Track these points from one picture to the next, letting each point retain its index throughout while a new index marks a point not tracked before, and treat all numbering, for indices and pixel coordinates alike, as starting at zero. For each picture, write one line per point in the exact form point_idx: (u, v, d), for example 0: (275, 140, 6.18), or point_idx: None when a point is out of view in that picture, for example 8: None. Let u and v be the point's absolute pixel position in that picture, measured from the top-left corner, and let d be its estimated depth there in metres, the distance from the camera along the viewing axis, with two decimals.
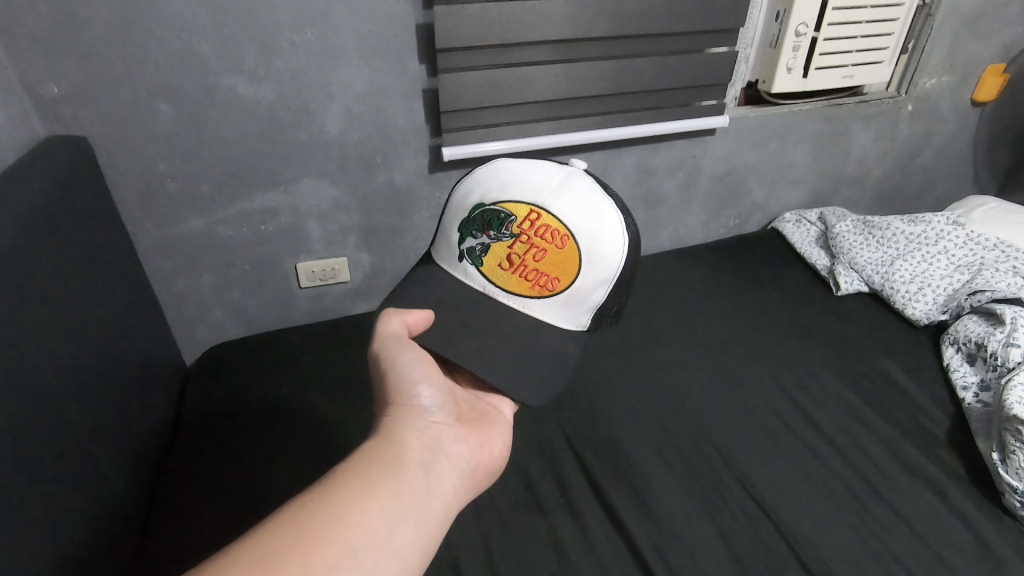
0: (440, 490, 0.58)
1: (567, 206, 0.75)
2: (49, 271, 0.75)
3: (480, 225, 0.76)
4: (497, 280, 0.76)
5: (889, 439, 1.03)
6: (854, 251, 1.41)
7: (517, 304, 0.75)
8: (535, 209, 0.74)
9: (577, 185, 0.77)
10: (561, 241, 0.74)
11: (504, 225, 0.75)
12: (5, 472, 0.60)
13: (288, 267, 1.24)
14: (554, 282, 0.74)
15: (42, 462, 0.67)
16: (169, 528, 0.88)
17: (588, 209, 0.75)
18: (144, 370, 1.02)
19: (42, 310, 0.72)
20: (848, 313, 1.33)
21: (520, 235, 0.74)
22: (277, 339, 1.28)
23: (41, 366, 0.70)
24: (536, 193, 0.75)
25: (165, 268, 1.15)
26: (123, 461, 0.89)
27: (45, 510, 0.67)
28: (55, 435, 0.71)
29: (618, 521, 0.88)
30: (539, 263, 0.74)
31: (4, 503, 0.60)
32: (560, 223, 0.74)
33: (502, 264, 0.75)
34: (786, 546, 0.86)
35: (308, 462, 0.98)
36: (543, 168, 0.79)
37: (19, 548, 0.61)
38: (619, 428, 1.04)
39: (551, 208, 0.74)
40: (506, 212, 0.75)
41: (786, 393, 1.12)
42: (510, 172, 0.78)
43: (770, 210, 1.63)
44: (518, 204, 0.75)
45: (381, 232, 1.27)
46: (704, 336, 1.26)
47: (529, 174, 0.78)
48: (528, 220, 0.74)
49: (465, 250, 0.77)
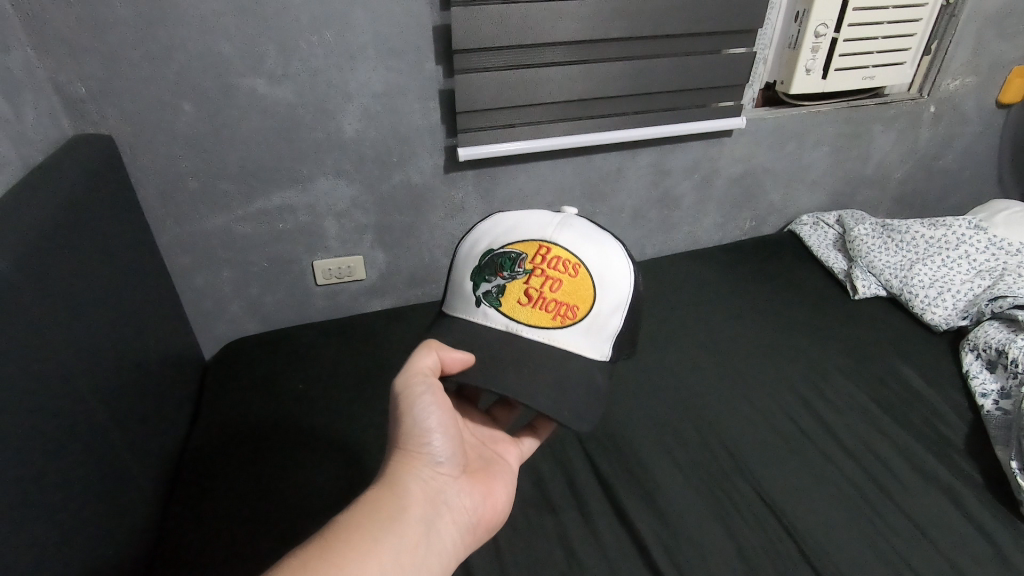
0: (435, 545, 0.64)
1: (573, 238, 0.76)
2: (72, 266, 0.77)
3: (492, 268, 0.75)
4: (520, 317, 0.73)
5: (905, 444, 1.02)
6: (872, 255, 1.39)
7: (542, 339, 0.73)
8: (544, 245, 0.75)
9: (577, 220, 0.79)
10: (574, 270, 0.74)
11: (517, 263, 0.74)
12: (28, 461, 0.62)
13: (304, 264, 1.26)
14: (574, 310, 0.73)
15: (63, 452, 0.69)
16: (184, 519, 0.90)
17: (594, 239, 0.77)
18: (164, 364, 1.04)
19: (66, 304, 0.74)
20: (865, 317, 1.31)
21: (534, 269, 0.74)
22: (292, 335, 1.29)
23: (62, 358, 0.72)
24: (543, 232, 0.77)
25: (185, 264, 1.17)
26: (141, 452, 0.91)
27: (65, 498, 0.69)
28: (76, 426, 0.73)
29: (628, 523, 0.89)
30: (557, 294, 0.73)
31: (26, 493, 0.61)
32: (570, 256, 0.75)
33: (521, 300, 0.73)
34: (797, 552, 0.86)
35: (322, 460, 0.99)
36: (539, 213, 0.80)
37: (39, 533, 0.63)
38: (630, 429, 1.04)
39: (560, 241, 0.76)
40: (517, 252, 0.75)
41: (801, 397, 1.11)
42: (512, 219, 0.80)
43: (787, 212, 1.61)
44: (529, 244, 0.76)
45: (397, 231, 1.28)
46: (718, 339, 1.25)
47: (531, 216, 0.79)
48: (539, 255, 0.75)
49: (481, 295, 0.75)
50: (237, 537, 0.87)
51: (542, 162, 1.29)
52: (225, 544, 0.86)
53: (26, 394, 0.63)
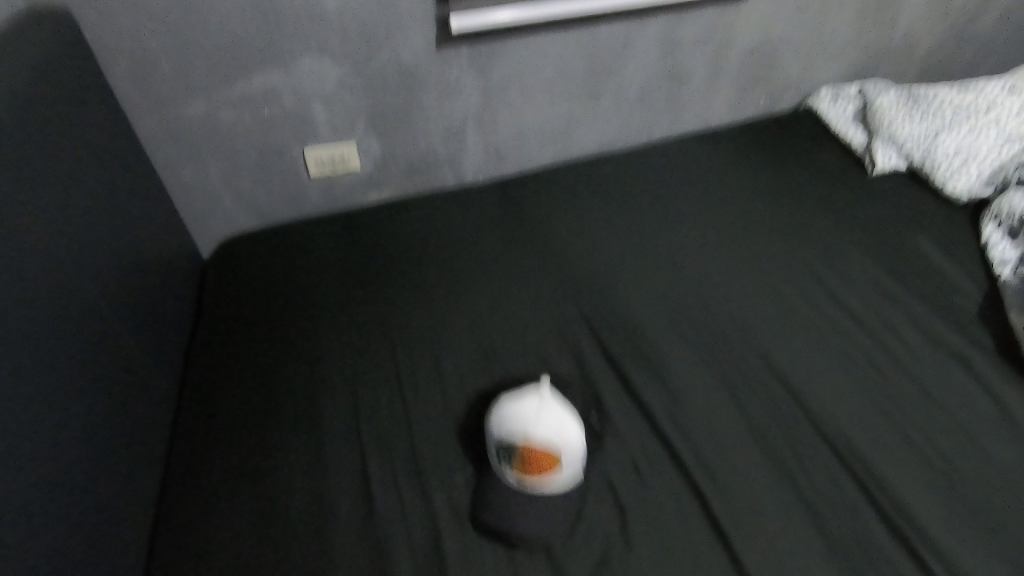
0: None
1: (549, 440, 0.72)
2: (44, 148, 0.72)
3: (498, 457, 0.76)
4: (516, 469, 0.75)
5: (917, 314, 1.01)
6: (896, 125, 1.30)
7: (526, 478, 0.75)
8: (526, 449, 0.73)
9: (551, 414, 0.73)
10: (549, 460, 0.73)
11: (510, 451, 0.74)
12: (19, 344, 0.61)
13: (295, 155, 1.20)
14: (548, 470, 0.73)
15: (56, 338, 0.68)
16: (195, 406, 0.91)
17: (563, 437, 0.73)
18: (156, 260, 1.02)
19: (42, 190, 0.70)
20: (883, 192, 1.26)
21: (523, 459, 0.73)
22: (285, 228, 1.23)
23: (45, 245, 0.69)
24: (523, 434, 0.73)
25: (170, 156, 1.11)
26: (138, 342, 0.90)
27: (61, 381, 0.68)
28: (66, 313, 0.71)
29: (636, 394, 0.90)
30: (537, 472, 0.74)
31: (22, 373, 0.61)
32: (553, 455, 0.73)
33: (518, 465, 0.74)
34: (803, 415, 0.87)
35: (325, 344, 0.98)
36: (517, 395, 0.76)
37: (40, 411, 0.63)
38: (638, 309, 1.03)
39: (541, 441, 0.72)
40: (512, 447, 0.74)
41: (812, 273, 1.09)
42: (493, 414, 0.76)
43: (805, 88, 1.51)
44: (509, 449, 0.74)
45: (390, 115, 1.20)
46: (729, 219, 1.21)
47: (516, 412, 0.74)
48: (527, 457, 0.73)
49: (493, 437, 0.76)
50: (247, 422, 0.88)
51: (542, 33, 1.18)
52: (237, 427, 0.87)
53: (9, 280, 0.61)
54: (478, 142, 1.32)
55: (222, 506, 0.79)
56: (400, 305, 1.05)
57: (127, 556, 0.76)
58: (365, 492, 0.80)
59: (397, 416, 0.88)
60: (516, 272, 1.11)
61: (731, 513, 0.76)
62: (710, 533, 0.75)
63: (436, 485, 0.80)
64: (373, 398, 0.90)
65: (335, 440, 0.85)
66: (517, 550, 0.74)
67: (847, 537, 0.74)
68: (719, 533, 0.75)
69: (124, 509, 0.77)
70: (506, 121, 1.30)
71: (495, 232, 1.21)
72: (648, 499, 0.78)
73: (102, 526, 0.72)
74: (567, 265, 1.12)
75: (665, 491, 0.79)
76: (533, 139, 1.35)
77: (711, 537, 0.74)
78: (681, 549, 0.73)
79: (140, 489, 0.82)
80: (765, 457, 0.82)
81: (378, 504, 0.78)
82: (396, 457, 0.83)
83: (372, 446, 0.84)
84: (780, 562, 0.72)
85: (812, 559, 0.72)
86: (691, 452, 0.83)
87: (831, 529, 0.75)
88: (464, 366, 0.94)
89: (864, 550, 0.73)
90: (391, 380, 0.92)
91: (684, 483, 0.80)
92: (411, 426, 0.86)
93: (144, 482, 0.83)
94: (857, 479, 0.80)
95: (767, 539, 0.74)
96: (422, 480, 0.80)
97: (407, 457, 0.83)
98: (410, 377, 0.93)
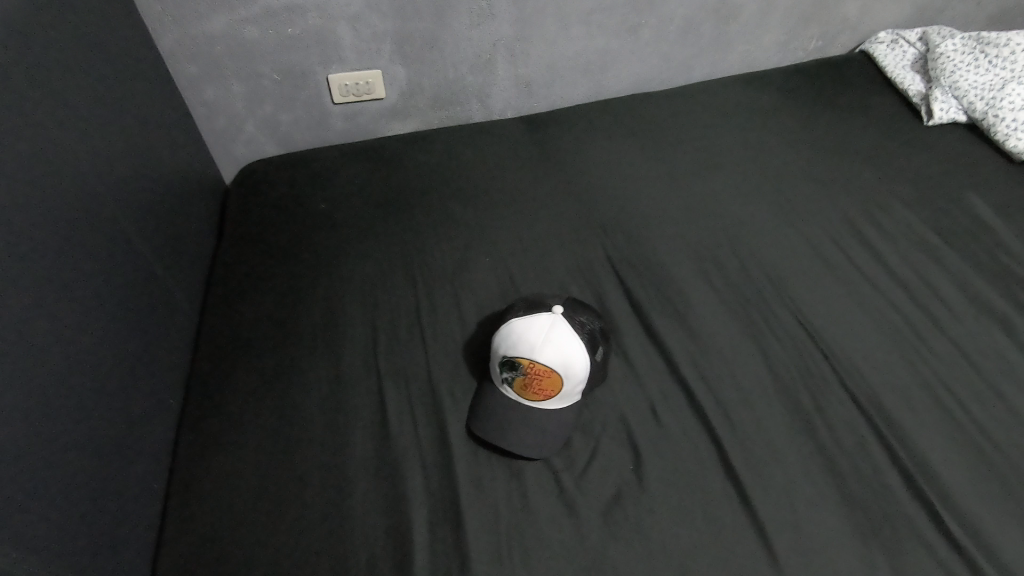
0: None
1: (552, 364, 0.75)
2: (31, 52, 0.70)
3: (501, 378, 0.78)
4: (518, 393, 0.77)
5: (959, 274, 0.96)
6: (958, 74, 1.23)
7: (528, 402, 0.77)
8: (528, 360, 0.75)
9: (558, 341, 0.76)
10: (550, 386, 0.75)
11: (515, 375, 0.76)
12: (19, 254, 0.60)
13: (319, 79, 1.16)
14: (549, 395, 0.76)
15: (53, 250, 0.67)
16: (218, 332, 0.91)
17: (567, 364, 0.75)
18: (171, 180, 1.01)
19: (29, 96, 0.68)
20: (936, 145, 1.19)
21: (526, 384, 0.76)
22: (310, 155, 1.21)
23: (35, 154, 0.67)
24: (526, 346, 0.76)
25: (191, 74, 1.08)
26: (152, 261, 0.90)
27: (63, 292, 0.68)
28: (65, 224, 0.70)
29: (657, 339, 0.88)
30: (538, 396, 0.76)
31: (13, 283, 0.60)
32: (553, 368, 0.75)
33: (519, 388, 0.77)
34: (830, 369, 0.84)
35: (347, 276, 0.96)
36: (525, 316, 0.79)
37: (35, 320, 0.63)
38: (665, 253, 1.00)
39: (544, 365, 0.75)
40: (516, 370, 0.76)
41: (852, 226, 1.04)
42: (501, 331, 0.79)
43: (861, 29, 1.41)
44: (513, 362, 0.76)
45: (419, 41, 1.15)
46: (767, 166, 1.16)
47: (523, 336, 0.76)
48: (529, 380, 0.76)
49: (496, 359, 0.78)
50: (269, 349, 0.88)
51: None
52: (258, 354, 0.87)
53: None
54: (509, 74, 1.26)
55: (239, 423, 0.80)
56: (424, 238, 1.03)
57: (148, 467, 0.78)
58: (380, 417, 0.80)
59: (414, 347, 0.87)
60: (543, 210, 1.08)
61: (747, 460, 0.75)
62: (723, 479, 0.74)
63: (451, 415, 0.80)
64: (390, 328, 0.89)
65: (352, 367, 0.85)
66: (528, 482, 0.74)
67: (866, 490, 0.73)
68: (732, 479, 0.74)
69: (143, 423, 0.80)
70: (540, 52, 1.24)
71: (522, 168, 1.17)
72: (664, 441, 0.77)
73: (121, 437, 0.75)
74: (594, 205, 1.09)
75: (680, 435, 0.78)
76: (567, 74, 1.29)
77: (724, 482, 0.74)
78: (693, 492, 0.73)
79: (160, 405, 0.84)
80: (786, 408, 0.80)
81: (393, 429, 0.78)
82: (411, 387, 0.83)
83: (388, 373, 0.84)
84: (793, 511, 0.71)
85: (827, 510, 0.71)
86: (710, 399, 0.81)
87: (849, 482, 0.73)
88: (484, 301, 0.93)
89: (883, 504, 0.71)
90: (411, 315, 0.91)
91: (700, 428, 0.78)
92: (429, 357, 0.86)
93: (164, 398, 0.85)
94: (879, 434, 0.77)
95: (781, 488, 0.73)
96: (436, 410, 0.81)
97: (423, 387, 0.83)
98: (430, 312, 0.92)
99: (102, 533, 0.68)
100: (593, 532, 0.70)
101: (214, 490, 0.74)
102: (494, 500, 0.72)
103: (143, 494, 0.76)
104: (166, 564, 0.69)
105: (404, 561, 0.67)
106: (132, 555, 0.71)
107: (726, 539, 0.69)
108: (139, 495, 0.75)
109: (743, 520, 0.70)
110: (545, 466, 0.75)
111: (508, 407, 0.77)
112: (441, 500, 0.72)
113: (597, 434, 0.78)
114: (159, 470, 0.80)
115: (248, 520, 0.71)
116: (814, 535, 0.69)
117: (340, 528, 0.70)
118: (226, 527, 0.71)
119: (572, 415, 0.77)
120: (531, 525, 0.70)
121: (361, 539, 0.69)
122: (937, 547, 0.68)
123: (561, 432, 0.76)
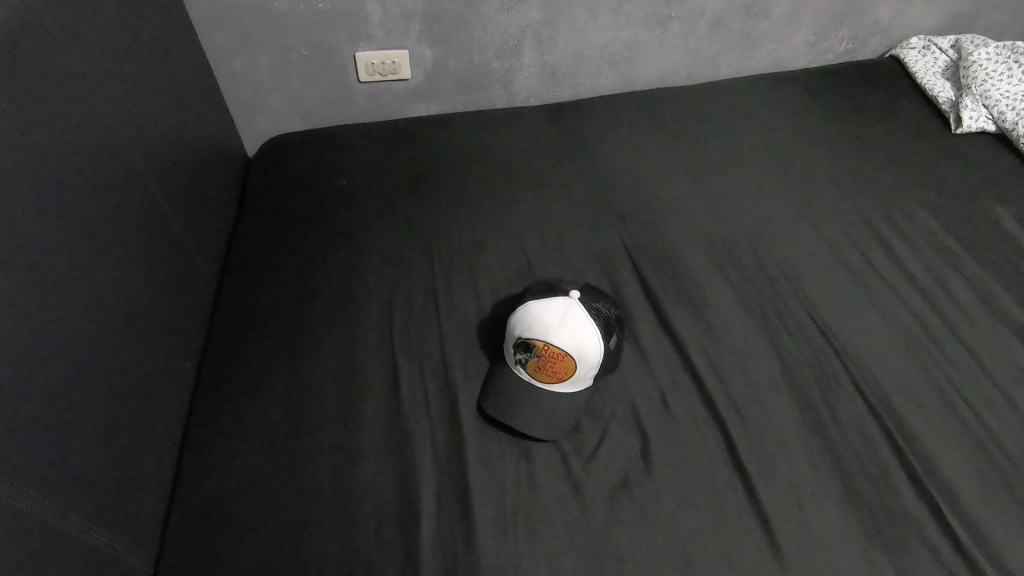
0: None
1: (567, 346, 0.75)
2: (63, 8, 0.70)
3: (515, 358, 0.78)
4: (531, 374, 0.77)
5: (979, 282, 0.95)
6: (990, 83, 1.22)
7: (541, 384, 0.77)
8: (542, 342, 0.76)
9: (573, 325, 0.76)
10: (564, 368, 0.75)
11: (529, 355, 0.77)
12: (39, 219, 0.62)
13: (346, 56, 1.16)
14: (562, 378, 0.76)
15: (79, 210, 0.68)
16: (236, 298, 0.92)
17: (581, 348, 0.75)
18: (194, 148, 1.01)
19: (59, 53, 0.68)
20: (962, 153, 1.18)
21: (539, 364, 0.76)
22: (333, 132, 1.21)
23: (61, 108, 0.68)
24: (541, 328, 0.76)
25: (220, 44, 1.09)
26: (173, 226, 0.91)
27: (87, 253, 0.69)
28: (89, 186, 0.71)
29: (670, 330, 0.88)
30: (552, 378, 0.76)
31: (38, 240, 0.61)
32: (567, 351, 0.75)
33: (532, 368, 0.77)
34: (843, 369, 0.84)
35: (366, 251, 0.97)
36: (542, 299, 0.79)
37: (58, 283, 0.64)
38: (682, 246, 1.00)
39: (559, 347, 0.75)
40: (531, 351, 0.76)
41: (872, 229, 1.03)
42: (517, 312, 0.79)
43: (892, 34, 1.40)
44: (527, 343, 0.77)
45: (447, 22, 1.15)
46: (789, 164, 1.15)
47: (540, 319, 0.77)
48: (543, 361, 0.76)
49: (512, 340, 0.78)
50: (285, 317, 0.89)
51: None
52: (275, 322, 0.88)
53: (19, 139, 0.60)
54: (535, 61, 1.26)
55: (253, 390, 0.81)
56: (444, 218, 1.03)
57: (163, 426, 0.80)
58: (392, 391, 0.81)
59: (429, 325, 0.88)
60: (563, 196, 1.08)
61: (755, 454, 0.75)
62: (730, 470, 0.74)
63: (462, 392, 0.81)
64: (405, 305, 0.90)
65: (366, 340, 0.86)
66: (535, 462, 0.74)
67: (873, 489, 0.73)
68: (740, 472, 0.74)
69: (160, 382, 0.81)
70: (567, 40, 1.24)
71: (543, 154, 1.17)
72: (673, 430, 0.77)
73: (138, 394, 0.76)
74: (614, 194, 1.09)
75: (689, 426, 0.78)
76: (593, 64, 1.29)
77: (730, 473, 0.74)
78: (700, 482, 0.73)
79: (176, 368, 0.85)
80: (796, 406, 0.80)
81: (405, 403, 0.79)
82: (425, 364, 0.84)
83: (401, 348, 0.85)
84: (799, 506, 0.71)
85: (832, 507, 0.71)
86: (721, 392, 0.81)
87: (856, 482, 0.73)
88: (499, 283, 0.93)
89: (889, 504, 0.71)
90: (428, 293, 0.92)
91: (710, 420, 0.79)
92: (443, 335, 0.87)
93: (181, 360, 0.87)
94: (888, 436, 0.77)
95: (787, 483, 0.73)
96: (448, 386, 0.81)
97: (435, 364, 0.84)
98: (446, 292, 0.92)
99: (116, 484, 0.69)
100: (598, 515, 0.70)
101: (226, 453, 0.76)
102: (501, 479, 0.73)
103: (157, 452, 0.78)
104: (177, 521, 0.71)
105: (410, 532, 0.68)
106: (145, 509, 0.73)
107: (731, 529, 0.69)
108: (154, 452, 0.77)
109: (748, 511, 0.71)
110: (553, 448, 0.76)
111: (520, 388, 0.78)
112: (449, 475, 0.73)
113: (606, 419, 0.78)
114: (173, 429, 0.82)
115: (257, 485, 0.72)
116: (819, 532, 0.69)
117: (348, 496, 0.71)
118: (237, 490, 0.72)
119: (582, 400, 0.78)
120: (536, 504, 0.71)
121: (368, 507, 0.71)
122: (942, 550, 0.68)
123: (571, 415, 0.77)
